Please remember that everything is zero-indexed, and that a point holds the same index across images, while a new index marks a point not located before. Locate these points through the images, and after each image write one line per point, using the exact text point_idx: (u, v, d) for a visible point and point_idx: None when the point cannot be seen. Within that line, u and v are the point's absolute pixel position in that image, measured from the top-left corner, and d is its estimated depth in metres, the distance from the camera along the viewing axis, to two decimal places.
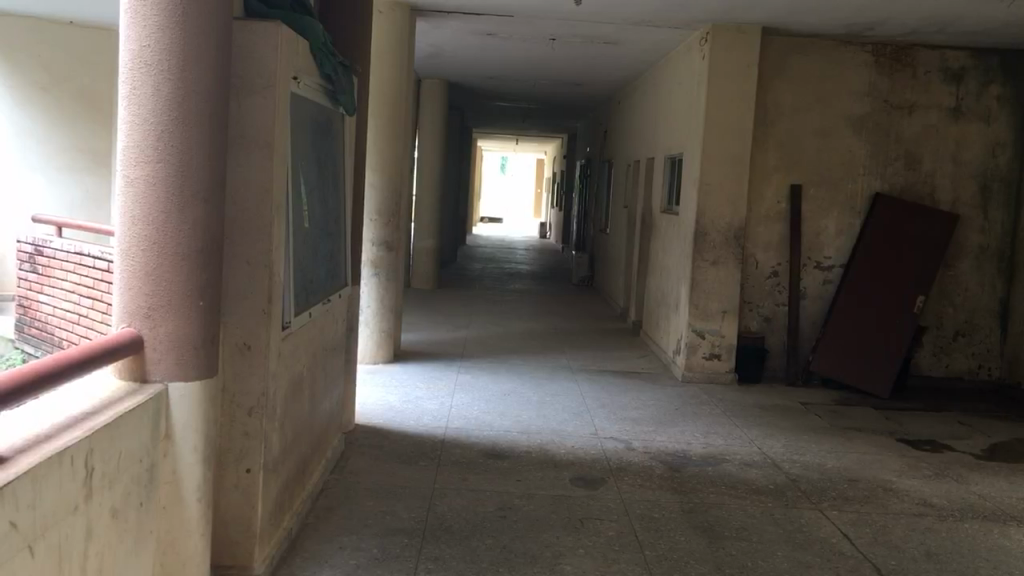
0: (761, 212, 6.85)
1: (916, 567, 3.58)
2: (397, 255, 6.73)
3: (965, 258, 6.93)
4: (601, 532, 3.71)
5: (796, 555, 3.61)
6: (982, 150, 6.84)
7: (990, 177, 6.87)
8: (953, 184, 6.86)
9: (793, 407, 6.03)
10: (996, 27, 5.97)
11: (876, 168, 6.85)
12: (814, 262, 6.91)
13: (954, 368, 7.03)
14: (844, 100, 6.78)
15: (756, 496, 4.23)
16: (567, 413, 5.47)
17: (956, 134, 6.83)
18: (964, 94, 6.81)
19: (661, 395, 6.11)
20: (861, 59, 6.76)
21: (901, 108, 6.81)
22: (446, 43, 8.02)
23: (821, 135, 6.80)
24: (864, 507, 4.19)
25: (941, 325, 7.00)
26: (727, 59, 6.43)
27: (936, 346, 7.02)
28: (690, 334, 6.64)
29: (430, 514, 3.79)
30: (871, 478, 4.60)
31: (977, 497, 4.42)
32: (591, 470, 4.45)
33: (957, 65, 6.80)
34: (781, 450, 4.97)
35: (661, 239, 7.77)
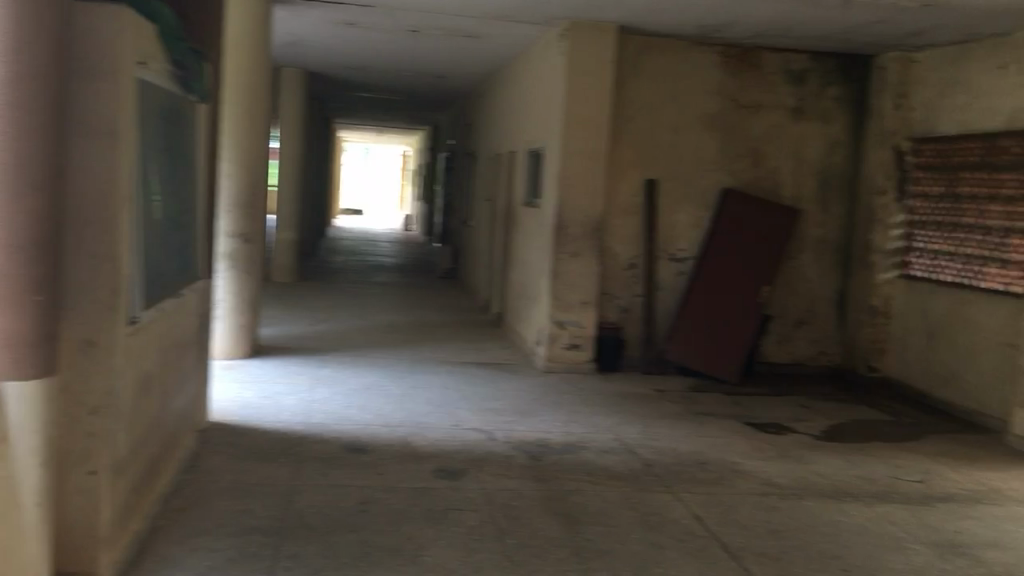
0: (618, 206, 7.04)
1: (759, 543, 3.78)
2: (255, 246, 6.56)
3: (806, 251, 7.34)
4: (463, 523, 3.74)
5: (649, 536, 3.75)
6: (820, 149, 7.26)
7: (828, 173, 7.30)
8: (795, 180, 7.25)
9: (648, 394, 6.24)
10: (834, 32, 6.32)
11: (725, 165, 7.15)
12: (668, 255, 7.15)
13: (796, 354, 7.43)
14: (696, 99, 7.04)
15: (613, 481, 4.37)
16: (430, 406, 5.47)
17: (798, 133, 7.21)
18: (806, 95, 7.19)
19: (522, 386, 6.19)
20: (711, 59, 7.04)
21: (748, 108, 7.13)
22: (306, 31, 7.86)
23: (675, 131, 7.05)
24: (714, 489, 4.39)
25: (785, 314, 7.38)
26: (585, 56, 6.58)
27: (781, 334, 7.39)
28: (551, 326, 6.76)
29: (288, 511, 3.73)
30: (721, 461, 4.82)
31: (816, 476, 4.70)
32: (452, 461, 4.47)
33: (798, 67, 7.17)
34: (636, 436, 5.14)
35: (522, 232, 7.87)
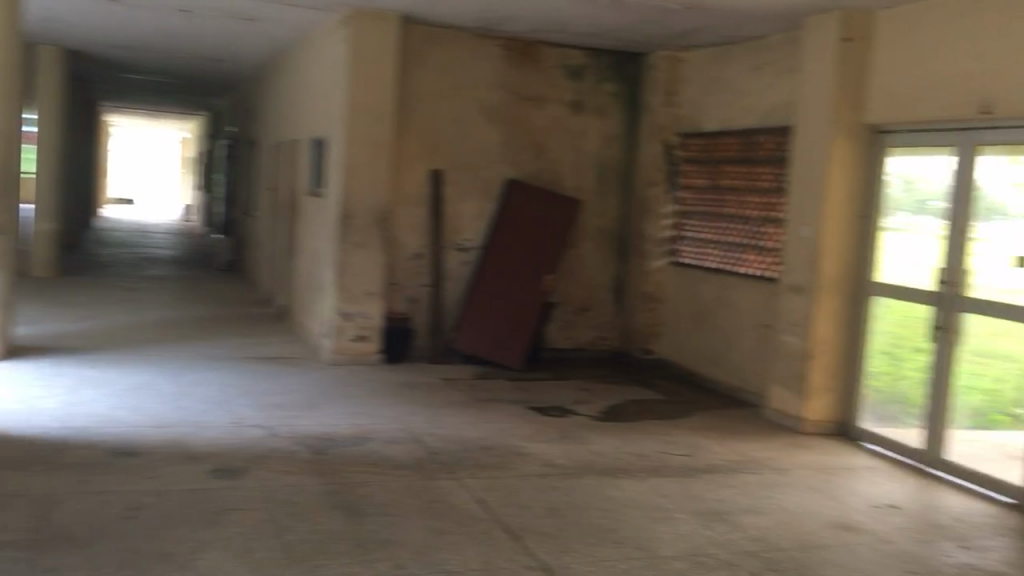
0: (404, 196, 7.03)
1: (539, 523, 3.91)
2: (8, 238, 6.02)
3: (585, 240, 7.64)
4: (241, 522, 3.62)
5: (433, 523, 3.78)
6: (598, 142, 7.57)
7: (605, 166, 7.62)
8: (575, 172, 7.53)
9: (435, 383, 6.28)
10: (608, 30, 6.61)
11: (508, 156, 7.30)
12: (454, 244, 7.22)
13: (577, 340, 7.73)
14: (479, 91, 7.15)
15: (397, 471, 4.37)
16: (206, 403, 5.24)
17: (577, 126, 7.48)
18: (583, 90, 7.48)
19: (307, 379, 6.06)
20: (493, 52, 7.16)
21: (530, 101, 7.31)
22: (65, 6, 7.29)
23: (459, 122, 7.12)
24: (497, 472, 4.49)
25: (566, 301, 7.65)
26: (369, 44, 6.51)
27: (564, 320, 7.67)
28: (337, 317, 6.67)
29: (45, 522, 3.46)
30: (504, 445, 4.93)
31: (593, 455, 4.92)
32: (230, 460, 4.31)
33: (576, 63, 7.42)
34: (421, 425, 5.16)
35: (306, 222, 7.69)
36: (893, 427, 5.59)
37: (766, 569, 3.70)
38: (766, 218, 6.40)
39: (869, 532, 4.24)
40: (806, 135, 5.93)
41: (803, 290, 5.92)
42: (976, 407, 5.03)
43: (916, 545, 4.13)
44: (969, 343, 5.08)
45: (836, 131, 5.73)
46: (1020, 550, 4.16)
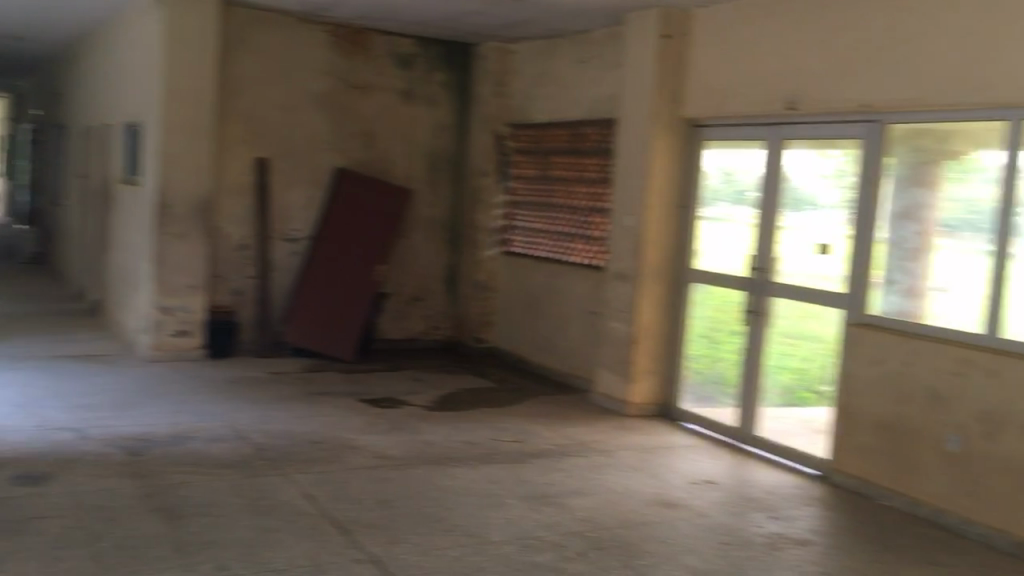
0: (227, 184, 6.79)
1: (369, 515, 3.87)
2: None
3: (417, 230, 7.62)
4: (46, 531, 3.40)
5: (258, 521, 3.68)
6: (428, 132, 7.55)
7: (436, 156, 7.61)
8: (406, 162, 7.48)
9: (263, 378, 6.11)
10: (438, 19, 6.60)
11: (337, 145, 7.18)
12: (281, 235, 7.03)
13: (410, 330, 7.70)
14: (305, 78, 6.99)
15: (220, 470, 4.22)
16: (8, 407, 4.89)
17: (407, 115, 7.44)
18: (413, 79, 7.43)
19: (124, 377, 5.76)
20: (320, 38, 7.01)
21: (358, 89, 7.21)
22: None
23: (285, 109, 6.94)
24: (325, 466, 4.41)
25: (399, 291, 7.60)
26: (186, 25, 6.24)
27: (397, 311, 7.62)
28: (156, 312, 6.38)
29: None
30: (333, 439, 4.85)
31: (424, 445, 4.91)
32: (34, 466, 4.04)
33: (406, 51, 7.37)
34: (247, 421, 5.01)
35: (121, 212, 7.29)
36: (710, 407, 5.89)
37: (591, 548, 3.82)
38: (592, 208, 6.57)
39: (688, 507, 4.45)
40: (629, 127, 6.13)
41: (628, 278, 6.13)
42: (785, 385, 5.37)
43: (730, 517, 4.37)
44: (779, 325, 5.41)
45: (657, 124, 5.95)
46: (822, 517, 4.47)
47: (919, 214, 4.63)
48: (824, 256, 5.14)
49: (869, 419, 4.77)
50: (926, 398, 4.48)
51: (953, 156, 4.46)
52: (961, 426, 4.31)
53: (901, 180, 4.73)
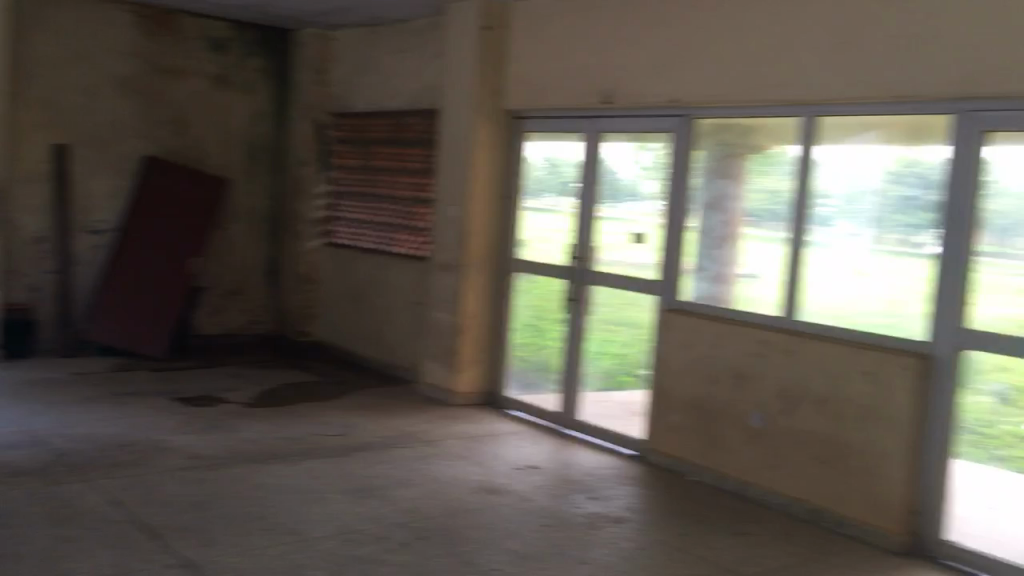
0: (20, 171, 6.38)
1: (181, 518, 3.72)
2: None
3: (235, 221, 7.37)
4: None
5: (57, 531, 3.46)
6: (245, 120, 7.30)
7: (254, 144, 7.38)
8: (221, 151, 7.21)
9: (66, 379, 5.74)
10: (252, 3, 6.39)
11: (145, 132, 6.84)
12: (84, 227, 6.67)
13: (229, 325, 7.43)
14: (108, 60, 6.63)
15: (15, 478, 3.93)
16: None
17: (221, 102, 7.17)
18: (227, 64, 7.16)
19: None
20: (123, 18, 6.67)
21: (168, 73, 6.90)
22: None
23: (86, 93, 6.57)
24: (133, 469, 4.20)
25: (216, 284, 7.34)
26: None
27: (214, 305, 7.35)
28: None
29: None
30: (144, 440, 4.63)
31: (243, 443, 4.76)
32: None
33: (220, 35, 7.09)
34: (46, 426, 4.69)
35: None
36: (535, 393, 6.02)
37: (415, 539, 3.82)
38: (416, 199, 6.55)
39: (512, 493, 4.52)
40: (451, 118, 6.16)
41: (451, 269, 6.16)
42: (605, 370, 5.55)
43: (551, 500, 4.48)
44: (598, 313, 5.58)
45: (478, 115, 6.00)
46: (637, 495, 4.66)
47: (725, 205, 4.89)
48: (639, 245, 5.34)
49: (681, 400, 5.01)
50: (731, 378, 4.74)
51: (754, 150, 4.75)
52: (762, 403, 4.59)
53: (707, 172, 4.98)
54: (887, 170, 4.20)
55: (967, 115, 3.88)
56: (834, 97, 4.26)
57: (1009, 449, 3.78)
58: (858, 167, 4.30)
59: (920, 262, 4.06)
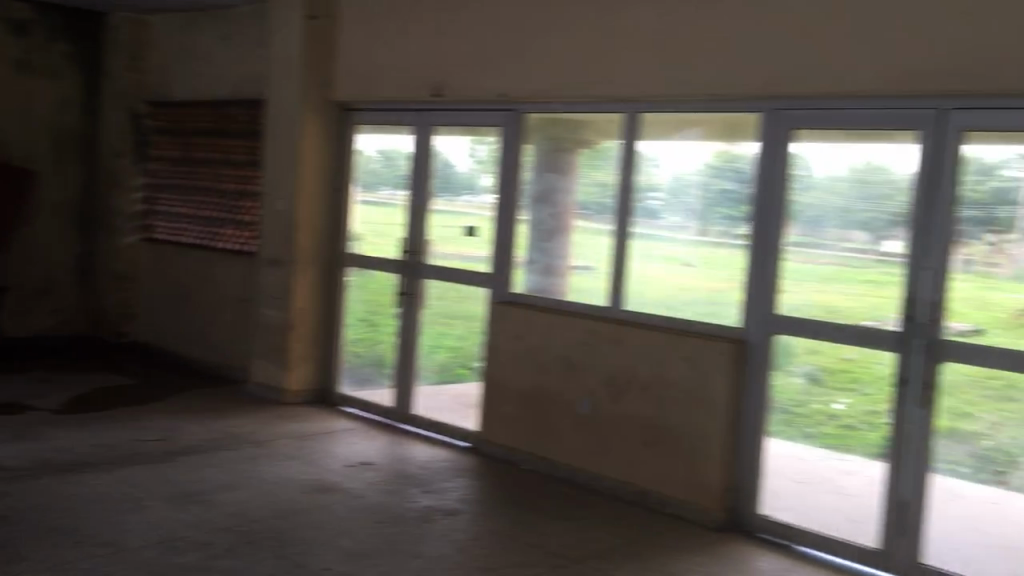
0: None
1: None
2: None
3: (41, 215, 6.91)
4: None
5: None
6: (50, 107, 6.88)
7: (62, 133, 6.98)
8: (24, 140, 6.76)
9: None
10: None
11: None
12: None
13: (35, 327, 6.96)
14: None
15: None
16: None
17: (23, 89, 6.72)
18: (29, 48, 6.72)
19: None
20: None
21: None
22: None
23: None
24: None
25: (20, 284, 6.83)
26: None
27: (19, 306, 6.85)
28: None
29: None
30: None
31: (52, 452, 4.48)
32: None
33: (20, 17, 6.63)
34: None
35: None
36: (369, 389, 5.96)
37: (242, 543, 3.69)
38: (242, 192, 6.34)
39: (344, 490, 4.45)
40: (277, 109, 5.99)
41: (280, 264, 5.99)
42: (439, 363, 5.56)
43: (384, 496, 4.44)
44: (432, 307, 5.59)
45: (305, 106, 5.86)
46: (471, 486, 4.69)
47: (554, 198, 4.99)
48: (472, 238, 5.37)
49: (513, 390, 5.08)
50: (561, 368, 4.84)
51: (581, 144, 4.87)
52: (592, 391, 4.71)
53: (536, 166, 5.07)
54: (706, 163, 4.40)
55: (774, 113, 4.12)
56: (653, 93, 4.42)
57: (816, 426, 4.03)
58: (679, 162, 4.48)
59: (738, 251, 4.27)
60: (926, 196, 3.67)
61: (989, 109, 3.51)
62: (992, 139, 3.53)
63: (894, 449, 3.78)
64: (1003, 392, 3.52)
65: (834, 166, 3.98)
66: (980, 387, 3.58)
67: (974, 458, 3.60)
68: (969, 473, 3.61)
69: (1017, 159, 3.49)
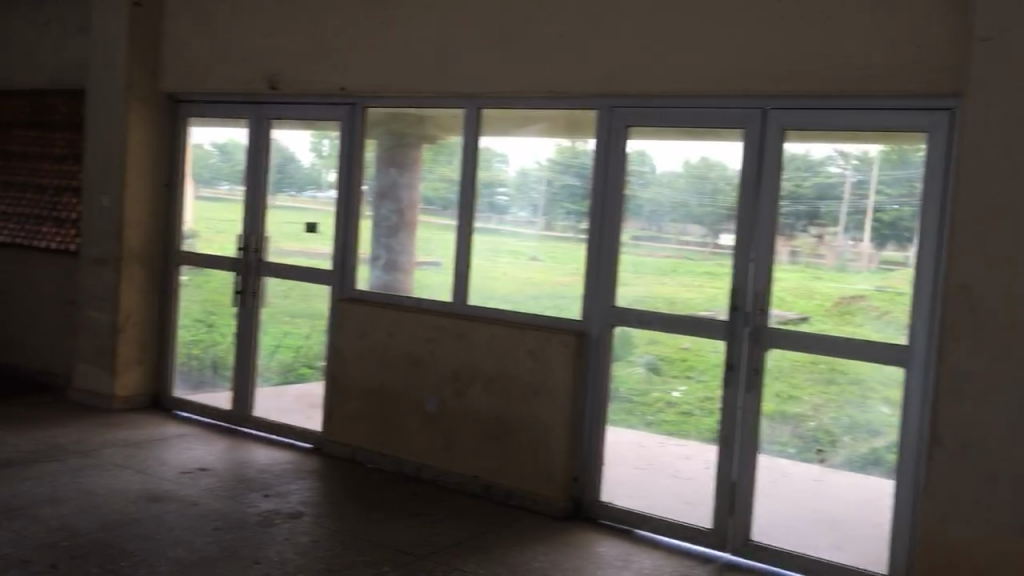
0: None
1: None
2: None
3: None
4: None
5: None
6: None
7: None
8: None
9: None
10: None
11: None
12: None
13: None
14: None
15: None
16: None
17: None
18: None
19: None
20: None
21: None
22: None
23: None
24: None
25: None
26: None
27: None
28: None
29: None
30: None
31: None
32: None
33: None
34: None
35: None
36: (205, 392, 5.74)
37: (65, 559, 3.49)
38: (63, 187, 5.99)
39: (179, 499, 4.27)
40: (101, 100, 5.68)
41: (106, 263, 5.69)
42: (281, 362, 5.42)
43: (222, 502, 4.29)
44: (272, 306, 5.45)
45: (133, 97, 5.59)
46: (314, 488, 4.59)
47: (397, 194, 4.94)
48: (313, 234, 5.26)
49: (357, 389, 5.00)
50: (406, 364, 4.82)
51: (424, 140, 4.84)
52: (437, 386, 4.71)
53: (379, 161, 5.00)
54: (546, 158, 4.46)
55: (611, 111, 4.22)
56: (493, 89, 4.44)
57: (656, 414, 4.16)
58: (522, 157, 4.53)
59: (581, 244, 4.34)
60: (752, 191, 3.86)
61: (807, 110, 3.73)
62: (811, 138, 3.75)
63: (725, 432, 3.96)
64: (824, 375, 3.75)
65: (668, 162, 4.11)
66: (804, 372, 3.80)
67: (798, 438, 3.82)
68: (794, 453, 3.82)
69: (837, 156, 3.70)
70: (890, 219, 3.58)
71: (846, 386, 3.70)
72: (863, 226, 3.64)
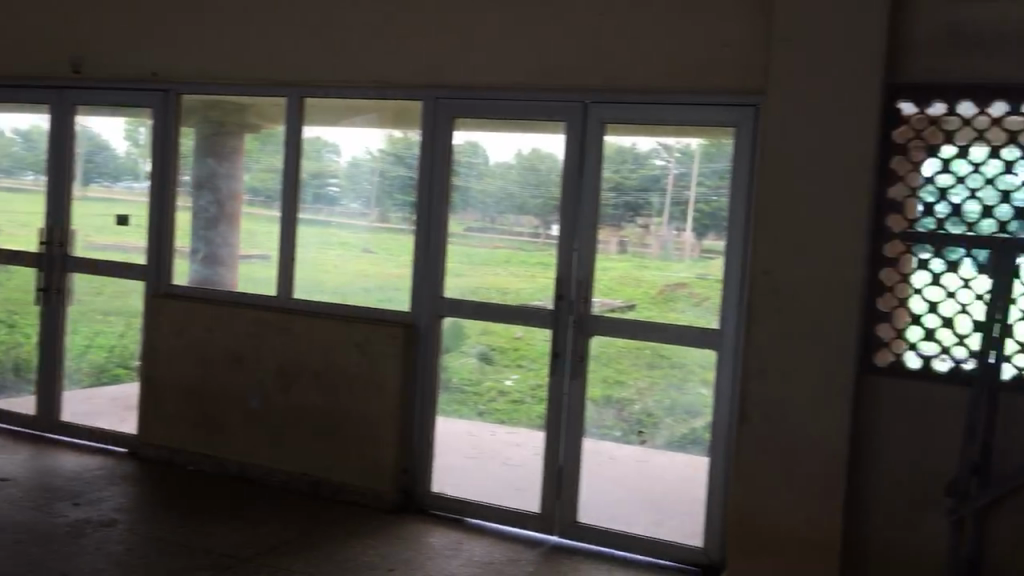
0: None
1: None
2: None
3: None
4: None
5: None
6: None
7: None
8: None
9: None
10: None
11: None
12: None
13: None
14: None
15: None
16: None
17: None
18: None
19: None
20: None
21: None
22: None
23: None
24: None
25: None
26: None
27: None
28: None
29: None
30: None
31: None
32: None
33: None
34: None
35: None
36: (9, 395, 5.38)
37: None
38: None
39: None
40: None
41: None
42: (91, 363, 5.11)
43: (27, 513, 4.01)
44: (81, 304, 5.13)
45: None
46: (130, 494, 4.36)
47: (216, 184, 4.76)
48: (125, 228, 4.98)
49: (175, 389, 4.79)
50: (228, 361, 4.65)
51: (245, 128, 4.68)
52: (261, 383, 4.57)
53: (196, 150, 4.80)
54: (373, 148, 4.39)
55: (435, 102, 4.20)
56: (317, 78, 4.38)
57: (488, 403, 4.19)
58: (351, 148, 4.44)
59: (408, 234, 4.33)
60: (575, 183, 3.95)
61: (624, 105, 3.84)
62: (630, 131, 3.87)
63: (552, 418, 4.04)
64: (648, 360, 3.89)
65: (500, 154, 4.12)
66: (629, 357, 3.93)
67: (622, 422, 3.94)
68: (619, 436, 3.94)
69: (662, 149, 3.83)
70: (710, 210, 3.75)
71: (668, 370, 3.86)
72: (685, 216, 3.80)
